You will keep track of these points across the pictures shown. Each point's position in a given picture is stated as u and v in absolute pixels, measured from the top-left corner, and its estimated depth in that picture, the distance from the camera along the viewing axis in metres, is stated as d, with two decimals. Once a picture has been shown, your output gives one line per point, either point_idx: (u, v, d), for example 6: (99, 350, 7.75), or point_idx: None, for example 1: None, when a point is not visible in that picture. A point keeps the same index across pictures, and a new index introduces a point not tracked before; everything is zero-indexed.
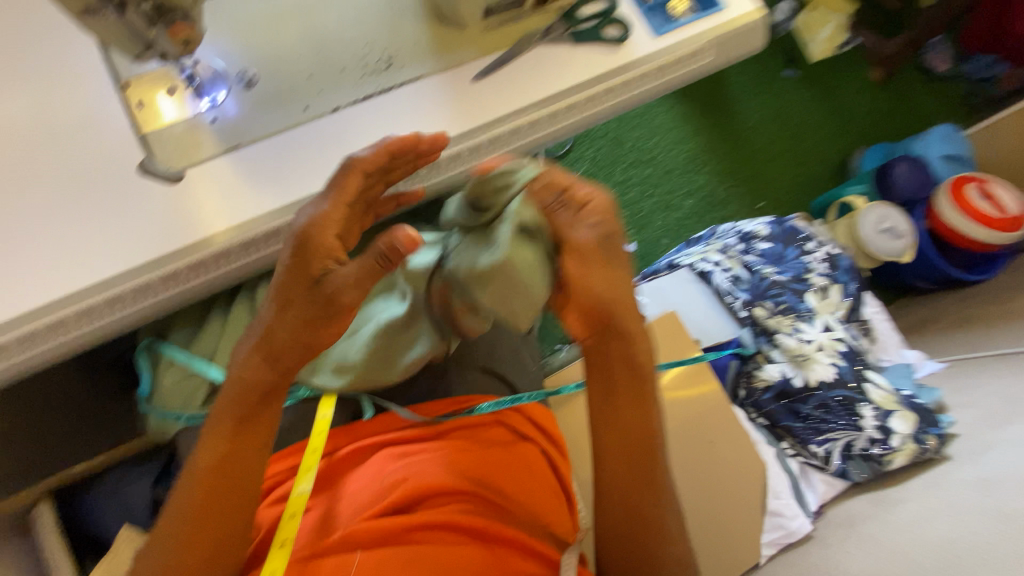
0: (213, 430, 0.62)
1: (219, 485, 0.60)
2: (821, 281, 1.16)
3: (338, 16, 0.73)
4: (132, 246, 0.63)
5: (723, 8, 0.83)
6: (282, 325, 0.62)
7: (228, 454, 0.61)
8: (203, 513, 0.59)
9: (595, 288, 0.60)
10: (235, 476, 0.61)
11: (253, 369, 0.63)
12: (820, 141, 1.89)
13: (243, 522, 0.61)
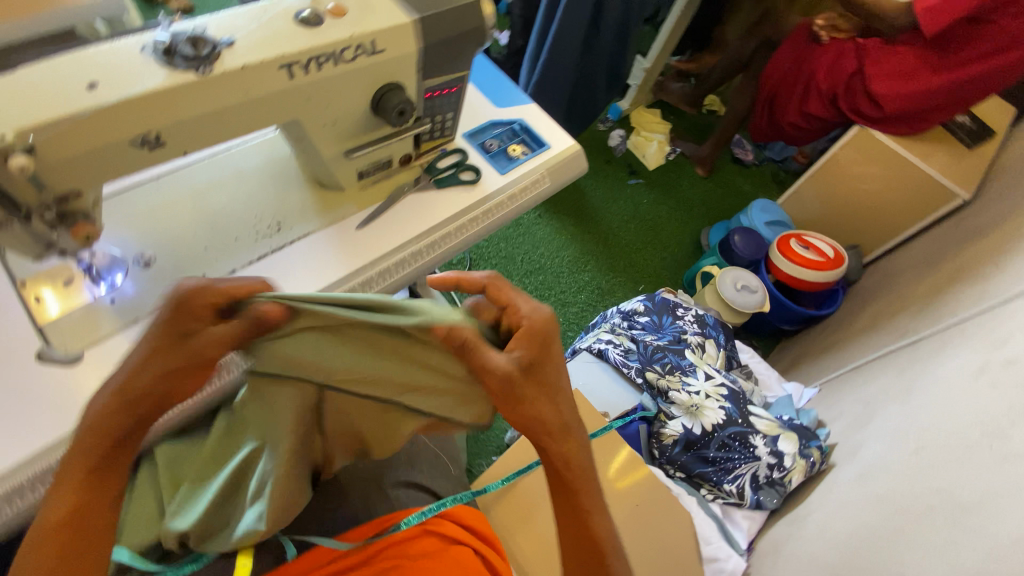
0: (59, 482, 0.58)
1: (78, 529, 0.58)
2: (696, 339, 1.35)
3: (230, 196, 0.86)
4: (27, 434, 0.63)
5: (550, 145, 1.06)
6: (145, 372, 0.58)
7: (79, 501, 0.58)
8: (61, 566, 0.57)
9: (534, 409, 0.64)
10: (95, 517, 0.59)
11: (107, 415, 0.58)
12: (673, 228, 2.25)
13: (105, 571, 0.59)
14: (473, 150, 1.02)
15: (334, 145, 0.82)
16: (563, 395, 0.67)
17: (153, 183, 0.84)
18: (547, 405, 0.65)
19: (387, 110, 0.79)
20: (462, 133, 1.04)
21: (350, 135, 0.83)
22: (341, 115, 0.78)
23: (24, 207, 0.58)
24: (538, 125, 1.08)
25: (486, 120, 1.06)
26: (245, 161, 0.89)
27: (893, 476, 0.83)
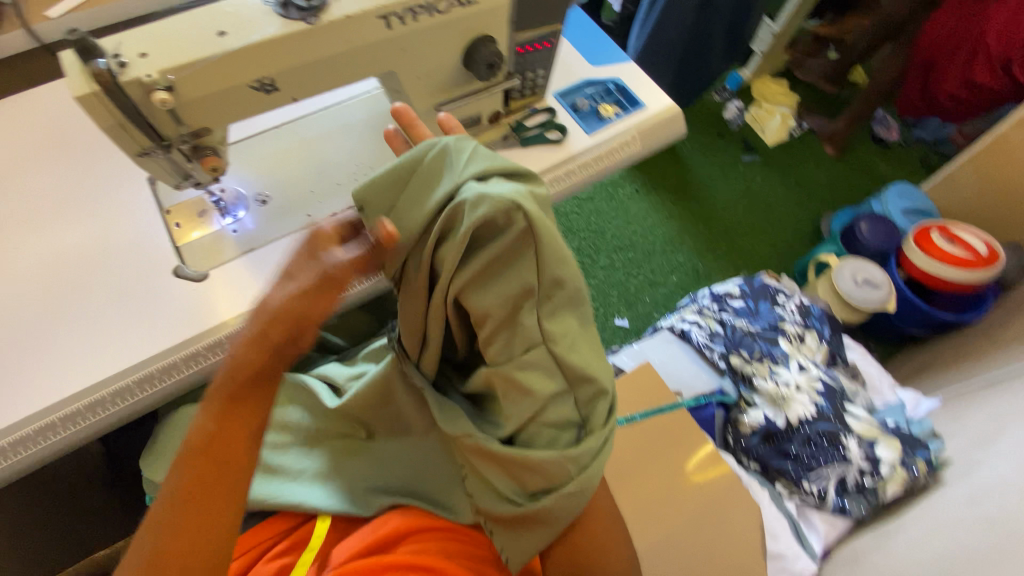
0: (198, 449, 0.59)
1: (209, 461, 0.59)
2: (796, 329, 1.23)
3: (334, 147, 0.95)
4: (162, 333, 0.76)
5: (644, 107, 1.03)
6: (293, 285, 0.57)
7: (214, 435, 0.59)
8: (188, 498, 0.58)
9: None
10: (221, 458, 0.59)
11: (245, 356, 0.59)
12: (788, 211, 2.05)
13: (225, 521, 0.59)
14: (564, 111, 1.02)
15: (427, 100, 0.86)
16: None
17: (274, 131, 0.95)
18: None
19: (476, 62, 0.82)
20: (553, 92, 1.04)
21: (442, 89, 0.86)
22: (435, 68, 0.82)
23: (166, 138, 0.68)
24: (633, 86, 1.05)
25: (580, 80, 1.05)
26: (351, 115, 0.97)
27: (1015, 499, 0.72)
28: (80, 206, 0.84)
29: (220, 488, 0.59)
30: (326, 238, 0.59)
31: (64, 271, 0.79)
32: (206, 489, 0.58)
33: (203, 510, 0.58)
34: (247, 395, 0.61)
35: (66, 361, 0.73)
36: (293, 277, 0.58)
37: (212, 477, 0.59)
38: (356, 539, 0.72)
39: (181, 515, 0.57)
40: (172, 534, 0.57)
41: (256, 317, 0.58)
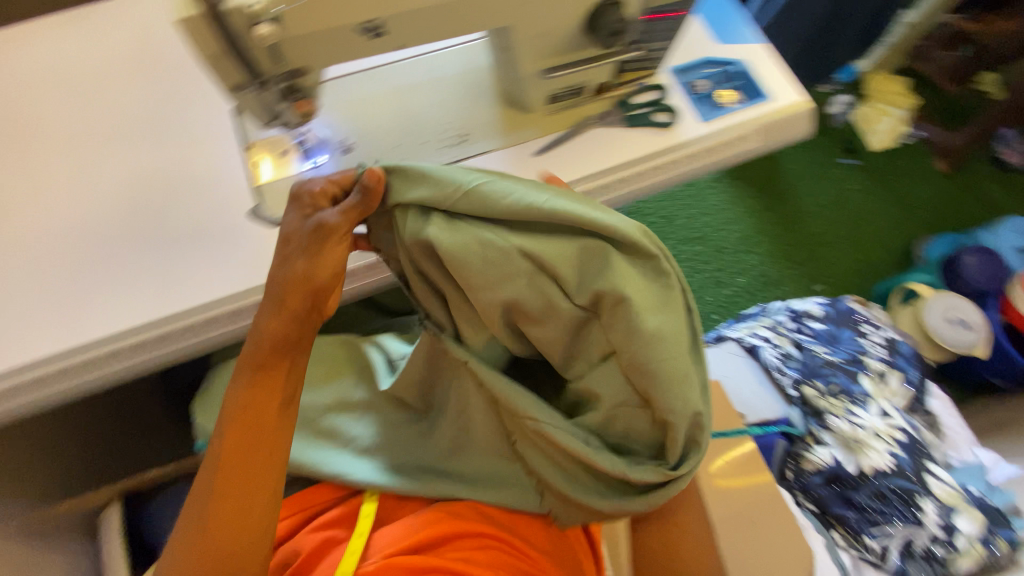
0: (239, 414, 0.64)
1: (249, 424, 0.64)
2: (879, 366, 1.13)
3: (425, 100, 0.89)
4: (233, 274, 0.74)
5: (769, 98, 0.91)
6: (300, 254, 0.64)
7: (249, 397, 0.64)
8: (228, 461, 0.62)
9: None
10: (258, 420, 0.64)
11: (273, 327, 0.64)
12: (881, 226, 1.87)
13: (269, 490, 0.64)
14: (677, 91, 0.92)
15: (534, 63, 0.78)
16: None
17: (365, 75, 0.89)
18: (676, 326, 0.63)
19: (600, 27, 0.74)
20: (668, 68, 0.93)
21: (552, 52, 0.78)
22: (551, 28, 0.74)
23: (263, 74, 0.62)
24: (760, 73, 0.94)
25: (701, 58, 0.94)
26: (447, 66, 0.91)
27: None
28: (167, 130, 0.82)
29: (260, 459, 0.64)
30: (313, 199, 0.64)
31: (146, 196, 0.78)
32: (246, 459, 0.63)
33: (242, 481, 0.62)
34: (273, 366, 0.66)
35: (137, 289, 0.72)
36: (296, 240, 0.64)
37: (254, 439, 0.63)
38: (402, 530, 0.68)
39: (226, 485, 0.62)
40: (219, 504, 0.61)
41: (270, 284, 0.64)
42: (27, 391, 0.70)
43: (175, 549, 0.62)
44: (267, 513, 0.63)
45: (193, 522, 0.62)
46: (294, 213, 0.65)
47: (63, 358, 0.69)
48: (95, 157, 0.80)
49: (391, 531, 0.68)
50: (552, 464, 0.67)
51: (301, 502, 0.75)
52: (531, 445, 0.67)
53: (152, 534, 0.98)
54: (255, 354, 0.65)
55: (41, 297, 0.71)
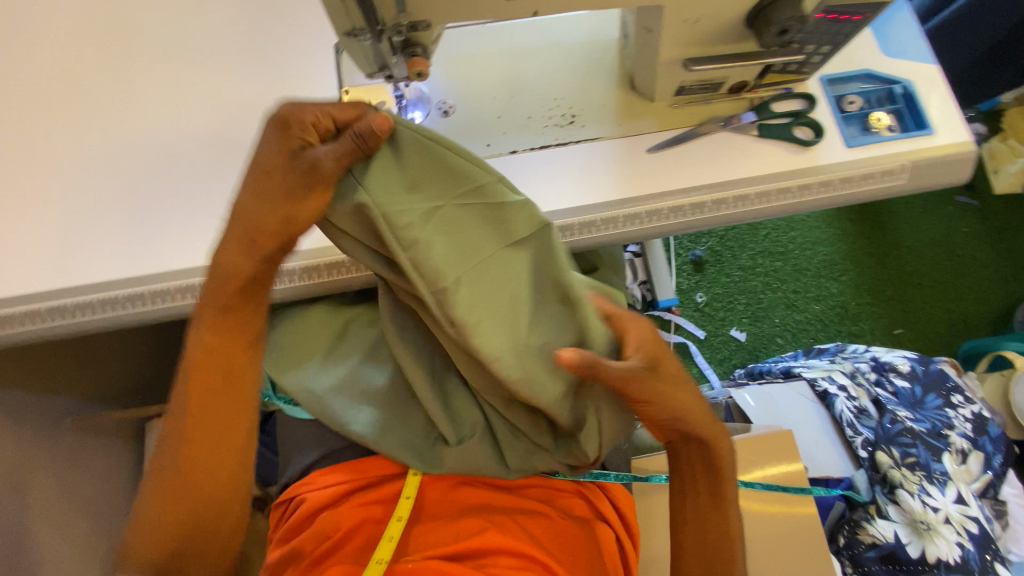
0: (201, 364, 0.62)
1: (212, 371, 0.62)
2: (962, 443, 1.01)
3: (538, 69, 0.81)
4: None
5: (932, 131, 0.78)
6: (275, 198, 0.56)
7: (213, 346, 0.62)
8: (196, 411, 0.62)
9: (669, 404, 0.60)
10: (221, 368, 0.63)
11: (234, 266, 0.59)
12: (989, 279, 1.66)
13: (242, 435, 0.65)
14: (825, 104, 0.80)
15: (676, 49, 0.69)
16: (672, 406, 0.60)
17: (478, 32, 0.82)
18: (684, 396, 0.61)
19: (767, 24, 0.63)
20: (817, 77, 0.81)
21: (699, 40, 0.68)
22: (708, 13, 0.64)
23: (381, 23, 0.56)
24: (929, 98, 0.80)
25: (861, 70, 0.81)
26: (567, 36, 0.82)
27: None
28: (266, 58, 0.78)
29: (228, 406, 0.63)
30: (301, 127, 0.55)
31: (235, 127, 0.74)
32: (219, 412, 0.63)
33: (217, 433, 0.63)
34: (242, 311, 0.63)
35: (214, 228, 0.69)
36: (277, 176, 0.55)
37: (218, 389, 0.63)
38: (444, 533, 0.70)
39: (206, 438, 0.63)
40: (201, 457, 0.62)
41: (234, 222, 0.57)
42: (96, 309, 0.68)
43: (151, 498, 0.62)
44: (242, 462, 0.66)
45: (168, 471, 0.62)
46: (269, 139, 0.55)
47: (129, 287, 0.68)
48: (191, 75, 0.76)
49: (434, 532, 0.70)
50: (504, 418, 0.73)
51: (349, 473, 0.75)
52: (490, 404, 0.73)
53: None
54: (221, 294, 0.60)
55: (119, 217, 0.70)
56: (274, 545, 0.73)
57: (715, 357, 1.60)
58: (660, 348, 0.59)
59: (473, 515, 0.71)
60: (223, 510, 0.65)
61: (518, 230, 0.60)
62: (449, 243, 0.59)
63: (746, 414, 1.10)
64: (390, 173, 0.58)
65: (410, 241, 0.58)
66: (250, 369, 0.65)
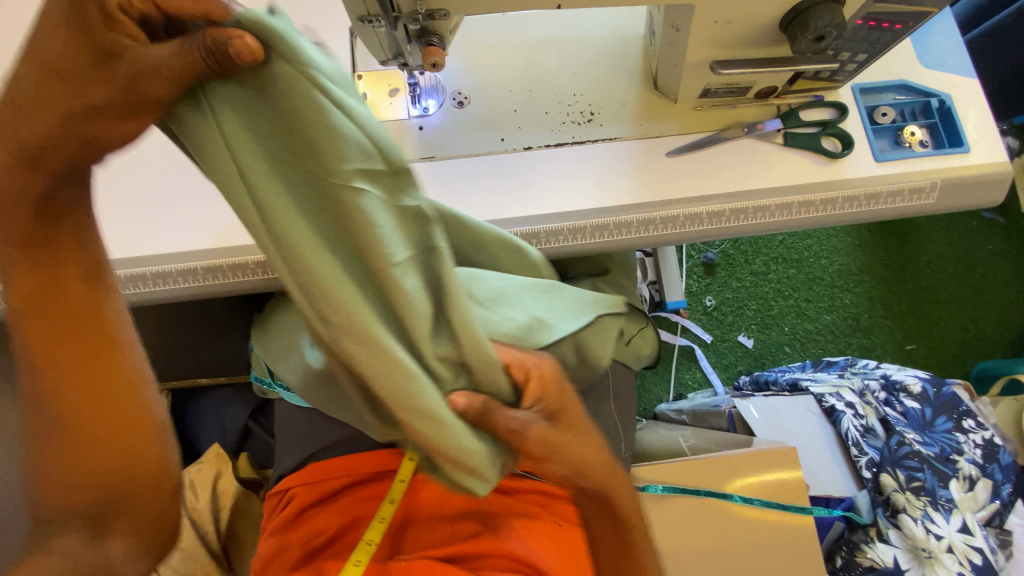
0: (30, 307, 0.46)
1: (44, 310, 0.47)
2: (971, 469, 0.98)
3: (558, 63, 0.78)
4: None
5: (968, 149, 0.75)
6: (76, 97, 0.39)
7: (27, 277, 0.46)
8: (48, 370, 0.48)
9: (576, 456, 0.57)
10: (54, 302, 0.47)
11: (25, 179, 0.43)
12: (1009, 299, 1.62)
13: (122, 398, 0.50)
14: (857, 115, 0.77)
15: (703, 51, 0.66)
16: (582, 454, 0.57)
17: (498, 22, 0.79)
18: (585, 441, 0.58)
19: (803, 29, 0.59)
20: (851, 85, 0.78)
21: (728, 44, 0.65)
22: (740, 16, 0.61)
23: (397, 10, 0.54)
24: (967, 114, 0.76)
25: (897, 81, 0.78)
26: (590, 30, 0.79)
27: None
28: None
29: (81, 358, 0.48)
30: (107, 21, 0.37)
31: None
32: (76, 377, 0.48)
33: (83, 405, 0.49)
34: (62, 244, 0.47)
35: (225, 213, 0.72)
36: (81, 82, 0.39)
37: (69, 336, 0.48)
38: (437, 534, 0.70)
39: (74, 415, 0.49)
40: (76, 421, 0.49)
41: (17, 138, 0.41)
42: None
43: (39, 485, 0.50)
44: (131, 427, 0.51)
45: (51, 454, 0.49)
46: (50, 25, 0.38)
47: (137, 266, 0.71)
48: None
49: (427, 533, 0.71)
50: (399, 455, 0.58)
51: (345, 467, 0.75)
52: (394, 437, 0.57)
53: (191, 435, 1.01)
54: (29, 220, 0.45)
55: (136, 199, 0.74)
56: (265, 538, 0.71)
57: (721, 362, 1.58)
58: (563, 398, 0.56)
59: (466, 517, 0.71)
60: (122, 491, 0.52)
61: (402, 231, 0.44)
62: (261, 195, 0.41)
63: (750, 426, 1.09)
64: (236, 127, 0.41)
65: (223, 180, 0.41)
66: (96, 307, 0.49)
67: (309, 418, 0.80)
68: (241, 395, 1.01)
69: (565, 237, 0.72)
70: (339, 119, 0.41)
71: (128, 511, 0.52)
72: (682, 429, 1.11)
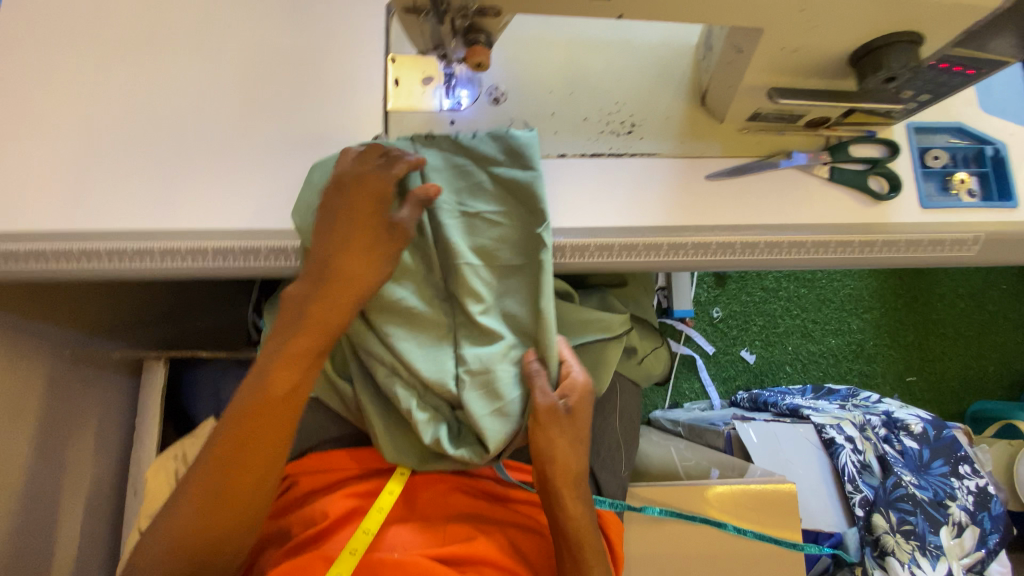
0: (252, 408, 0.60)
1: (270, 413, 0.60)
2: (961, 517, 0.98)
3: (603, 67, 0.74)
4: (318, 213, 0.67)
5: (1017, 205, 0.71)
6: (350, 260, 0.62)
7: (291, 381, 0.61)
8: (241, 449, 0.60)
9: (553, 445, 0.67)
10: (278, 409, 0.61)
11: (324, 302, 0.62)
12: (1015, 342, 1.60)
13: (266, 490, 0.62)
14: (907, 155, 0.73)
15: (762, 76, 0.62)
16: (559, 448, 0.67)
17: (544, 19, 0.76)
18: (568, 443, 0.68)
19: (875, 67, 0.57)
20: (905, 122, 0.74)
21: (787, 71, 0.62)
22: (808, 46, 0.57)
23: (445, 3, 0.52)
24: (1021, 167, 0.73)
25: (954, 124, 0.74)
26: (640, 36, 0.75)
27: None
28: (315, 17, 0.73)
29: (260, 464, 0.61)
30: (372, 197, 0.62)
31: (273, 91, 0.70)
32: (244, 467, 0.60)
33: (223, 507, 0.59)
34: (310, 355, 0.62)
35: (243, 192, 0.67)
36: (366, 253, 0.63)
37: (261, 436, 0.60)
38: (430, 538, 0.67)
39: (224, 490, 0.59)
40: (215, 507, 0.59)
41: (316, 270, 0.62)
42: (103, 258, 0.66)
43: (160, 535, 0.59)
44: (245, 535, 0.62)
45: (181, 527, 0.59)
46: (353, 211, 0.62)
47: (155, 240, 0.66)
48: (231, 23, 0.73)
49: (420, 536, 0.67)
50: (423, 413, 0.67)
51: (344, 462, 0.73)
52: (423, 397, 0.68)
53: (187, 404, 0.99)
54: (301, 327, 0.62)
55: (152, 164, 0.68)
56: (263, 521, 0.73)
57: (720, 375, 1.58)
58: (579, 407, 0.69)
59: (460, 522, 0.69)
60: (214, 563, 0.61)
61: (516, 232, 0.67)
62: (464, 229, 0.67)
63: (747, 450, 1.07)
64: (451, 182, 0.67)
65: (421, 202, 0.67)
66: (282, 431, 0.62)
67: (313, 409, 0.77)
68: (240, 368, 1.00)
69: (590, 253, 0.69)
70: (526, 178, 0.65)
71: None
72: (676, 443, 1.13)
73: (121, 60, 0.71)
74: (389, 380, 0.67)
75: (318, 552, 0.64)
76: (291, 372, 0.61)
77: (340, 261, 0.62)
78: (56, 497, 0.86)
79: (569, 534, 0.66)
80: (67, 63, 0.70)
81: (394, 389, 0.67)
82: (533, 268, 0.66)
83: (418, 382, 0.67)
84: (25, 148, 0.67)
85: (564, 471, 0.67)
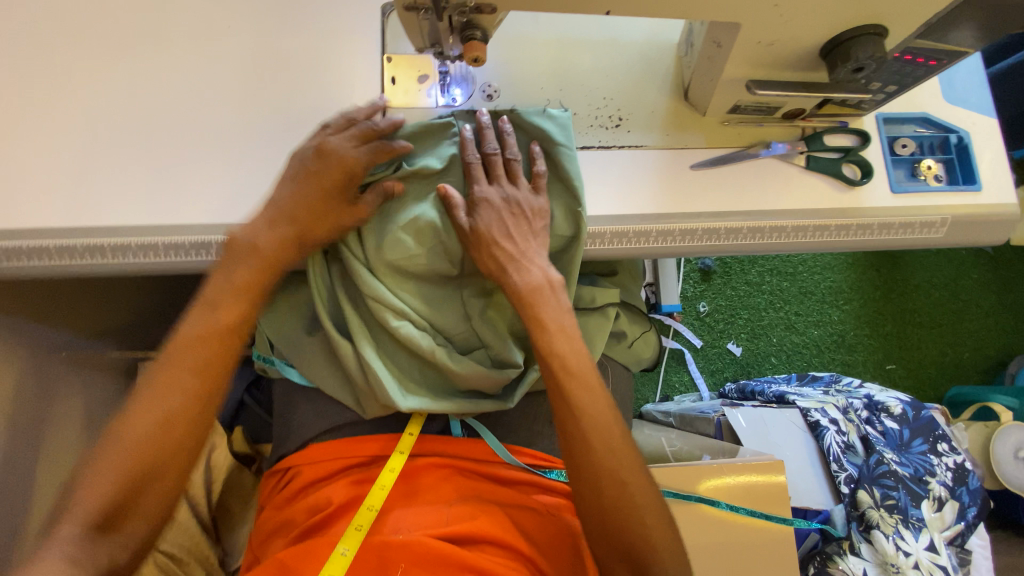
0: (199, 340, 0.64)
1: (219, 344, 0.65)
2: (940, 491, 1.03)
3: (590, 64, 0.77)
4: None
5: (980, 189, 0.76)
6: (301, 206, 0.67)
7: (240, 317, 0.66)
8: (193, 380, 0.63)
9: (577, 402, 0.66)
10: (225, 342, 0.65)
11: (279, 248, 0.67)
12: (988, 329, 1.67)
13: (204, 427, 0.65)
14: (877, 144, 0.78)
15: (740, 69, 0.66)
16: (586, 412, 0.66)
17: (533, 17, 0.79)
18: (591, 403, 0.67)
19: (843, 59, 0.61)
20: (875, 112, 0.79)
21: (765, 63, 0.66)
22: (783, 39, 0.61)
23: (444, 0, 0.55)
24: (983, 153, 0.78)
25: (919, 113, 0.79)
26: (625, 34, 0.79)
27: None
28: (311, 18, 0.75)
29: (207, 392, 0.64)
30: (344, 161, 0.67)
31: (271, 89, 0.72)
32: (184, 397, 0.62)
33: (161, 437, 0.61)
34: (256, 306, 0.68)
35: (243, 186, 0.69)
36: (320, 214, 0.68)
37: (212, 363, 0.64)
38: (431, 516, 0.69)
39: (162, 421, 0.61)
40: (152, 440, 0.61)
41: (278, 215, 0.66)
42: (106, 254, 0.67)
43: (88, 477, 0.59)
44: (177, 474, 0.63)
45: (112, 460, 0.60)
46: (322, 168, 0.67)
47: (157, 235, 0.67)
48: (228, 23, 0.75)
49: (423, 514, 0.69)
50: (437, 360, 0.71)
51: (342, 448, 0.74)
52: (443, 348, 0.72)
53: None
54: (255, 270, 0.66)
55: (152, 162, 0.69)
56: (269, 513, 0.74)
57: (708, 368, 1.61)
58: (542, 302, 0.68)
59: (464, 502, 0.71)
60: (146, 502, 0.61)
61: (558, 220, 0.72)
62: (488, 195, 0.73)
63: (737, 434, 1.10)
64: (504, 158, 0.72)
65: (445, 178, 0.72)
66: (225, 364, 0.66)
67: (313, 402, 0.78)
68: None
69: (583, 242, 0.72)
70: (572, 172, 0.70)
71: (138, 521, 0.61)
72: (668, 431, 1.15)
73: (120, 61, 0.72)
74: (404, 326, 0.70)
75: (323, 537, 0.66)
76: (239, 311, 0.66)
77: (292, 207, 0.66)
78: (53, 499, 0.86)
79: (613, 505, 0.64)
80: (65, 65, 0.71)
81: (410, 338, 0.70)
82: (564, 240, 0.72)
83: (434, 331, 0.73)
84: (25, 147, 0.68)
85: (596, 435, 0.65)
